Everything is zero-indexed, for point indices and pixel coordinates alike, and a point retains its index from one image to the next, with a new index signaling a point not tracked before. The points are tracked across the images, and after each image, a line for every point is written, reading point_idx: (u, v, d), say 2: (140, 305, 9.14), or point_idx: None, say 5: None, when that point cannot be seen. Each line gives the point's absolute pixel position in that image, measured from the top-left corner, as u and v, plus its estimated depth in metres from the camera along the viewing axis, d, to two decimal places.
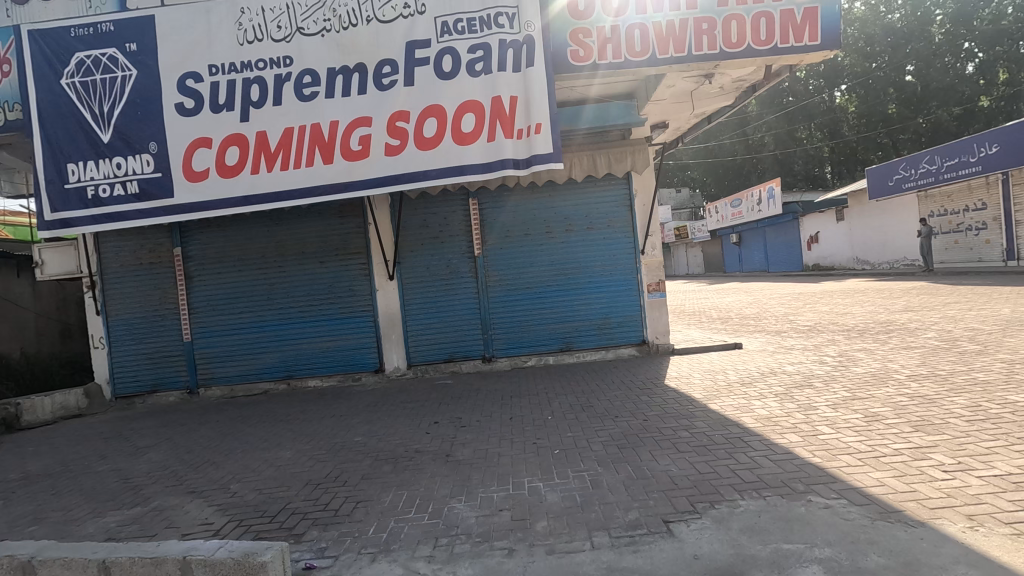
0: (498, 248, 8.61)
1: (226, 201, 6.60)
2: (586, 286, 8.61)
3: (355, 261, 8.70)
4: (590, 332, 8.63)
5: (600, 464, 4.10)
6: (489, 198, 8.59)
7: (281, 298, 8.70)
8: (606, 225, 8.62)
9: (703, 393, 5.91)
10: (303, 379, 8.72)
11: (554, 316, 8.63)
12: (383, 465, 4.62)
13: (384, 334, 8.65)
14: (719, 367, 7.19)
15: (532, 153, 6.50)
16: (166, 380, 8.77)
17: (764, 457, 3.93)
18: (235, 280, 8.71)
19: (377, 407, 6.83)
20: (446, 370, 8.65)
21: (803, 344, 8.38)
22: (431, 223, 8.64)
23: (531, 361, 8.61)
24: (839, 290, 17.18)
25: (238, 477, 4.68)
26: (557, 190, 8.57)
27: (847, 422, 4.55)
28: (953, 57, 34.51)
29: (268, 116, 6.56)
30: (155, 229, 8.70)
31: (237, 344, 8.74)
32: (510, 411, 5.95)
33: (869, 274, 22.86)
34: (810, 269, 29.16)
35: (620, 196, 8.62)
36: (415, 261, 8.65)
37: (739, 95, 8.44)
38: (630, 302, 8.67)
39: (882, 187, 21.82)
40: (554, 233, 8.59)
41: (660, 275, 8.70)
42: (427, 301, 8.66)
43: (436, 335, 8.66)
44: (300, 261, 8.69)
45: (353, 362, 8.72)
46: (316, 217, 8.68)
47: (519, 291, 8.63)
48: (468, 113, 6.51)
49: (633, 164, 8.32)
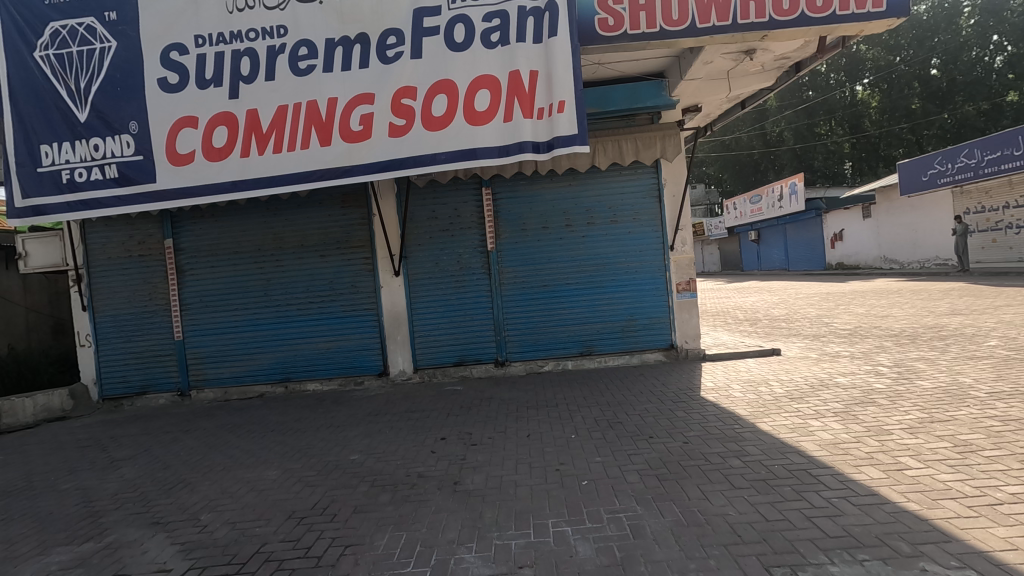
0: (513, 242, 7.90)
1: (212, 187, 5.95)
2: (609, 285, 7.87)
3: (358, 255, 8.02)
4: (612, 335, 7.90)
5: (640, 503, 3.38)
6: (504, 187, 7.87)
7: (278, 295, 8.07)
8: (632, 217, 7.86)
9: (749, 410, 5.15)
10: (301, 383, 8.08)
11: (574, 317, 7.91)
12: (380, 494, 3.93)
13: (388, 335, 7.98)
14: (761, 377, 6.41)
15: (555, 135, 5.75)
16: (156, 381, 8.17)
17: (844, 500, 3.20)
18: (229, 275, 8.09)
19: (379, 417, 6.15)
20: (455, 375, 7.96)
21: (850, 351, 7.57)
22: (441, 214, 7.94)
23: (548, 365, 7.90)
24: (870, 291, 16.30)
25: (212, 505, 4.02)
26: (579, 180, 7.82)
27: (936, 453, 3.78)
28: (982, 50, 33.31)
29: (259, 92, 5.90)
30: (145, 219, 8.08)
31: (231, 343, 8.12)
32: (527, 427, 5.24)
33: (898, 273, 21.84)
34: (833, 267, 28.13)
35: (648, 187, 7.83)
36: (423, 256, 7.96)
37: (780, 77, 7.73)
38: (657, 302, 7.91)
39: (914, 183, 20.76)
40: (575, 227, 7.86)
41: (690, 272, 7.91)
42: (435, 299, 7.98)
43: (444, 337, 7.98)
44: (299, 254, 8.04)
45: (356, 364, 8.07)
46: (316, 208, 8.01)
47: (536, 289, 7.92)
48: (483, 89, 5.81)
49: (663, 151, 7.59)
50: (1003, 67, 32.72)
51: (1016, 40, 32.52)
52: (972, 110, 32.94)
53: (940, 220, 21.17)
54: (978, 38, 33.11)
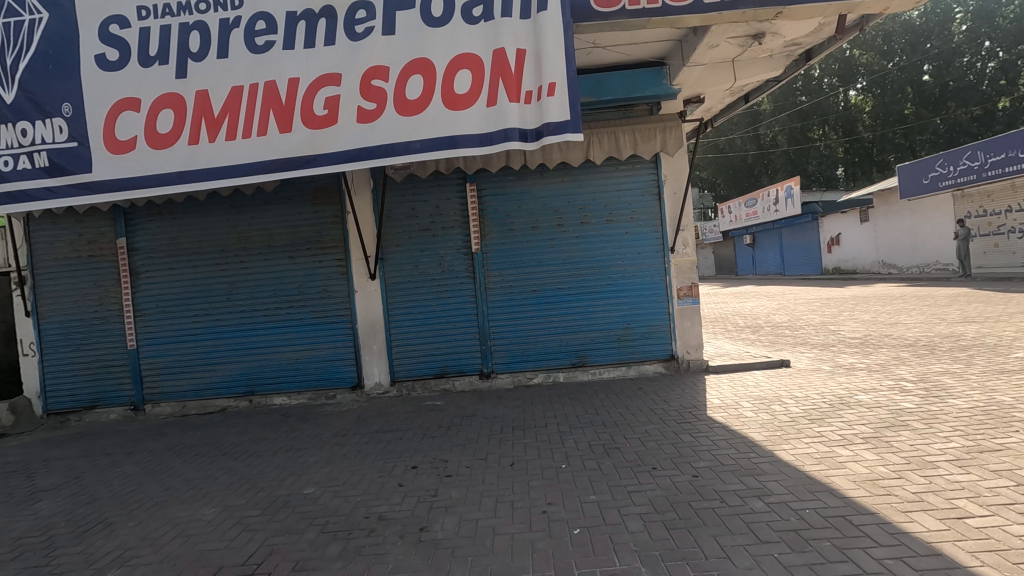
0: (500, 243, 7.25)
1: (156, 178, 5.25)
2: (604, 290, 7.23)
3: (330, 256, 7.32)
4: (607, 344, 7.25)
5: (645, 564, 2.72)
6: (490, 183, 7.22)
7: (242, 300, 7.36)
8: (629, 217, 7.22)
9: (765, 435, 4.50)
10: (267, 397, 7.37)
11: (566, 325, 7.25)
12: (329, 545, 3.24)
13: (363, 345, 7.30)
14: (773, 394, 5.76)
15: (544, 121, 5.10)
16: (107, 394, 7.43)
17: (901, 564, 2.55)
18: (188, 278, 7.37)
19: (346, 439, 5.45)
20: (435, 389, 7.27)
21: (866, 363, 6.95)
22: (421, 212, 7.26)
23: (538, 378, 7.23)
24: (872, 296, 15.74)
25: (127, 556, 3.32)
26: (571, 175, 7.18)
27: (1000, 496, 3.13)
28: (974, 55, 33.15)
29: (210, 71, 5.24)
30: (95, 216, 7.35)
31: (190, 353, 7.40)
32: (511, 454, 4.56)
33: (898, 279, 21.34)
34: (830, 272, 27.69)
35: (646, 184, 7.20)
36: (402, 257, 7.28)
37: (789, 65, 7.20)
38: (657, 308, 7.27)
39: (913, 186, 20.28)
40: (567, 227, 7.22)
41: (692, 276, 7.26)
42: (414, 305, 7.30)
43: (424, 347, 7.30)
44: (265, 256, 7.34)
45: (328, 376, 7.37)
46: (284, 204, 7.31)
47: (524, 295, 7.26)
48: (463, 70, 5.17)
49: (663, 144, 6.94)
50: (997, 73, 32.52)
51: (1008, 46, 32.41)
52: (965, 115, 32.72)
53: (940, 224, 20.74)
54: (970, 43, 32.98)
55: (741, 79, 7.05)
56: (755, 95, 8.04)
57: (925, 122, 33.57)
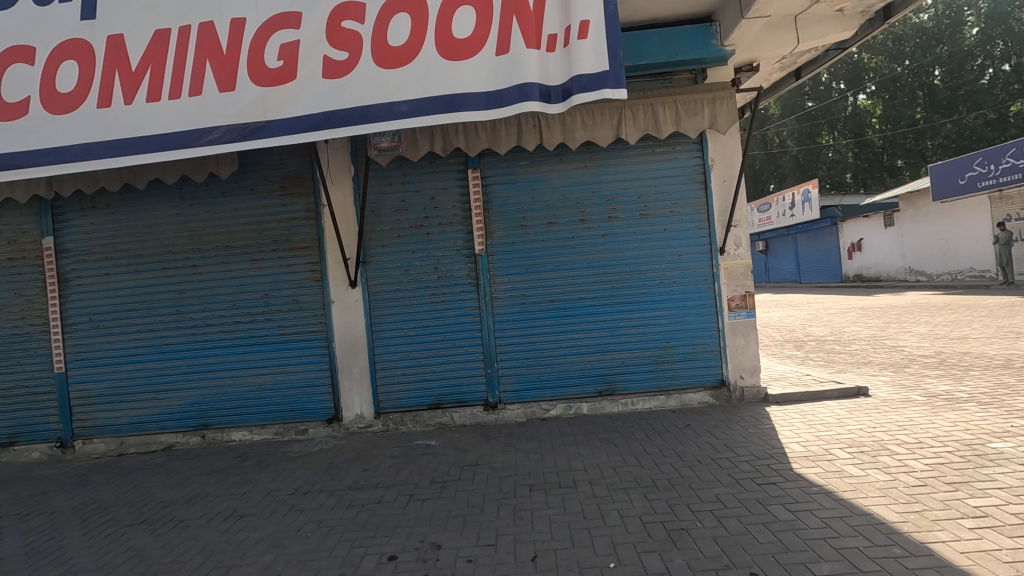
0: (509, 242, 5.91)
1: (51, 151, 3.91)
2: (637, 300, 5.88)
3: (301, 259, 5.99)
4: (642, 368, 5.88)
5: None
6: (496, 170, 5.91)
7: (194, 313, 6.02)
8: (668, 210, 5.87)
9: (900, 512, 3.12)
10: (224, 432, 6.00)
11: (590, 344, 5.90)
12: None
13: (341, 367, 5.95)
14: (873, 439, 4.37)
15: (574, 74, 3.76)
16: (28, 428, 6.08)
17: None
18: (128, 286, 6.03)
19: (307, 502, 4.08)
20: (429, 423, 5.90)
21: (968, 393, 5.54)
22: (413, 204, 5.93)
23: (555, 410, 5.86)
24: (913, 306, 14.31)
25: None
26: (597, 159, 5.86)
27: None
28: (987, 59, 31.74)
29: (127, 12, 3.97)
30: (16, 210, 6.05)
31: (130, 378, 6.05)
32: (531, 538, 3.19)
33: (930, 287, 19.94)
34: (852, 279, 26.32)
35: (690, 170, 5.86)
36: (389, 260, 5.95)
37: (863, 27, 5.77)
38: (703, 323, 5.89)
39: (948, 187, 18.95)
40: (592, 223, 5.89)
41: (746, 283, 5.88)
42: (404, 320, 5.95)
43: (416, 371, 5.94)
44: (223, 259, 6.01)
45: (298, 407, 6.01)
46: (246, 195, 5.99)
47: (539, 306, 5.91)
48: (464, 7, 3.89)
49: (713, 120, 5.56)
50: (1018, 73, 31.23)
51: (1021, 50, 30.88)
52: (978, 120, 30.86)
53: (976, 228, 19.37)
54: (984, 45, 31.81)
55: (804, 43, 5.71)
56: (807, 71, 6.73)
57: (936, 126, 31.89)
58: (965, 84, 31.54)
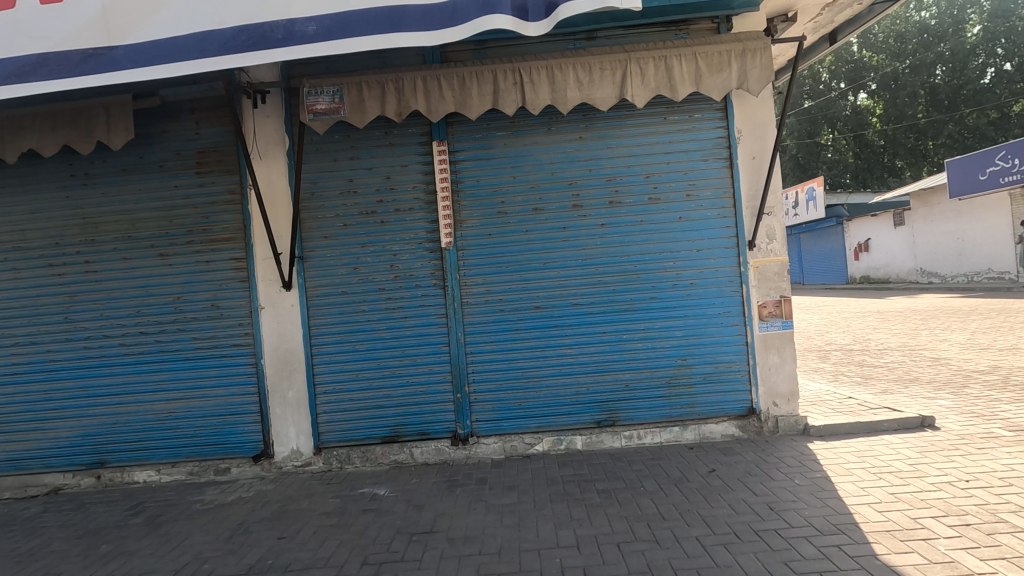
0: (484, 233, 4.70)
1: None
2: (645, 308, 4.68)
3: (222, 254, 4.76)
4: (650, 393, 4.68)
5: None
6: (468, 143, 4.70)
7: (87, 322, 4.78)
8: (684, 194, 4.67)
9: None
10: (125, 471, 4.77)
11: (585, 362, 4.69)
12: None
13: (272, 391, 4.73)
14: (974, 502, 3.17)
15: None
16: None
17: None
18: (5, 288, 4.79)
19: None
20: (382, 462, 4.68)
21: None
22: (363, 184, 4.71)
23: (541, 446, 4.66)
24: (937, 310, 13.16)
25: None
26: (594, 130, 4.67)
27: None
28: (989, 56, 30.15)
29: None
30: None
31: (7, 403, 4.80)
32: None
33: (945, 289, 18.85)
34: (859, 281, 25.22)
35: (711, 144, 4.66)
36: (333, 256, 4.73)
37: None
38: (727, 337, 4.68)
39: (967, 183, 17.85)
40: (589, 211, 4.68)
41: (781, 286, 4.68)
42: (352, 331, 4.72)
43: (365, 396, 4.72)
44: (123, 253, 4.77)
45: (218, 440, 4.77)
46: (153, 173, 4.76)
47: (521, 314, 4.70)
48: None
49: (742, 78, 4.29)
50: None
51: None
52: (983, 119, 29.77)
53: (994, 227, 18.27)
54: (989, 40, 30.56)
55: None
56: (847, 31, 5.14)
57: (939, 125, 30.66)
58: (966, 83, 29.74)
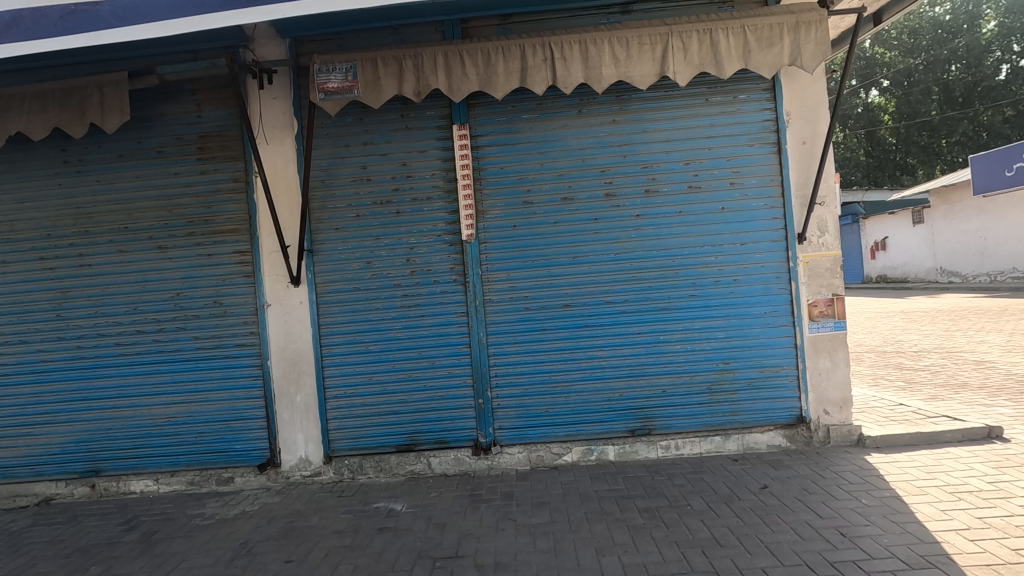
0: (508, 224, 4.33)
1: None
2: (683, 306, 4.30)
3: (225, 246, 4.41)
4: (689, 400, 4.29)
5: None
6: (491, 127, 4.33)
7: (80, 320, 4.44)
8: (727, 182, 4.28)
9: None
10: (121, 481, 4.43)
11: (618, 366, 4.31)
12: None
13: (279, 395, 4.38)
14: None
15: None
16: None
17: None
18: None
19: None
20: (398, 473, 4.31)
21: None
22: (376, 171, 4.34)
23: (570, 456, 4.28)
24: (965, 311, 12.66)
25: None
26: (629, 112, 4.28)
27: None
28: (1007, 51, 29.39)
29: None
30: None
31: None
32: None
33: (968, 289, 18.31)
34: (876, 281, 24.67)
35: (757, 128, 4.27)
36: (345, 248, 4.36)
37: None
38: (774, 339, 4.29)
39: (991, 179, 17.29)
40: (623, 200, 4.30)
41: (834, 283, 4.29)
42: (365, 331, 4.36)
43: (379, 401, 4.35)
44: (119, 245, 4.42)
45: (220, 447, 4.42)
46: (151, 159, 4.41)
47: (549, 313, 4.32)
48: None
49: (795, 53, 3.89)
50: None
51: None
52: (1001, 115, 29.08)
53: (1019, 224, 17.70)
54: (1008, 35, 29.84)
55: None
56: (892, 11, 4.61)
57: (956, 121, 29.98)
58: (982, 79, 29.03)
